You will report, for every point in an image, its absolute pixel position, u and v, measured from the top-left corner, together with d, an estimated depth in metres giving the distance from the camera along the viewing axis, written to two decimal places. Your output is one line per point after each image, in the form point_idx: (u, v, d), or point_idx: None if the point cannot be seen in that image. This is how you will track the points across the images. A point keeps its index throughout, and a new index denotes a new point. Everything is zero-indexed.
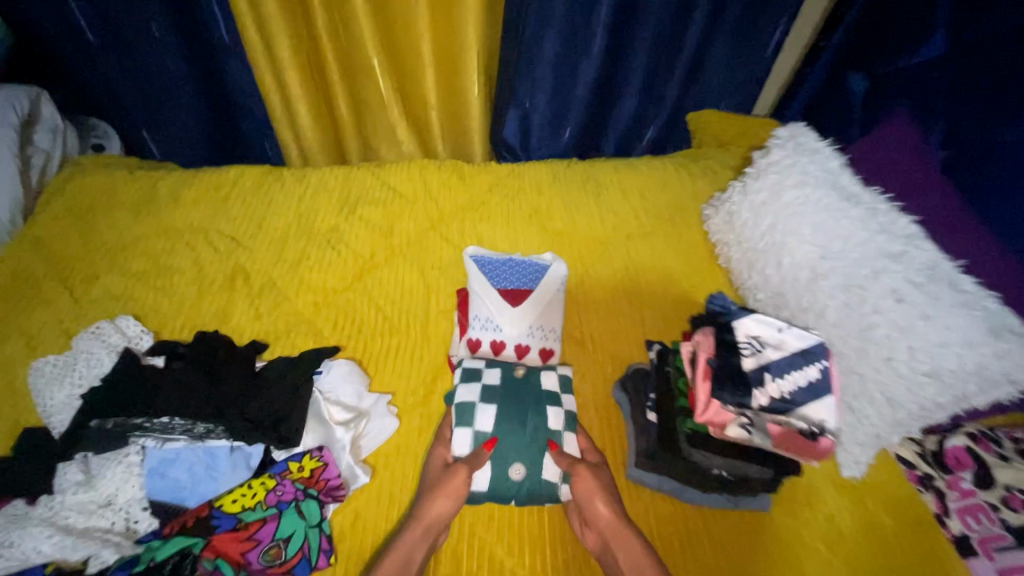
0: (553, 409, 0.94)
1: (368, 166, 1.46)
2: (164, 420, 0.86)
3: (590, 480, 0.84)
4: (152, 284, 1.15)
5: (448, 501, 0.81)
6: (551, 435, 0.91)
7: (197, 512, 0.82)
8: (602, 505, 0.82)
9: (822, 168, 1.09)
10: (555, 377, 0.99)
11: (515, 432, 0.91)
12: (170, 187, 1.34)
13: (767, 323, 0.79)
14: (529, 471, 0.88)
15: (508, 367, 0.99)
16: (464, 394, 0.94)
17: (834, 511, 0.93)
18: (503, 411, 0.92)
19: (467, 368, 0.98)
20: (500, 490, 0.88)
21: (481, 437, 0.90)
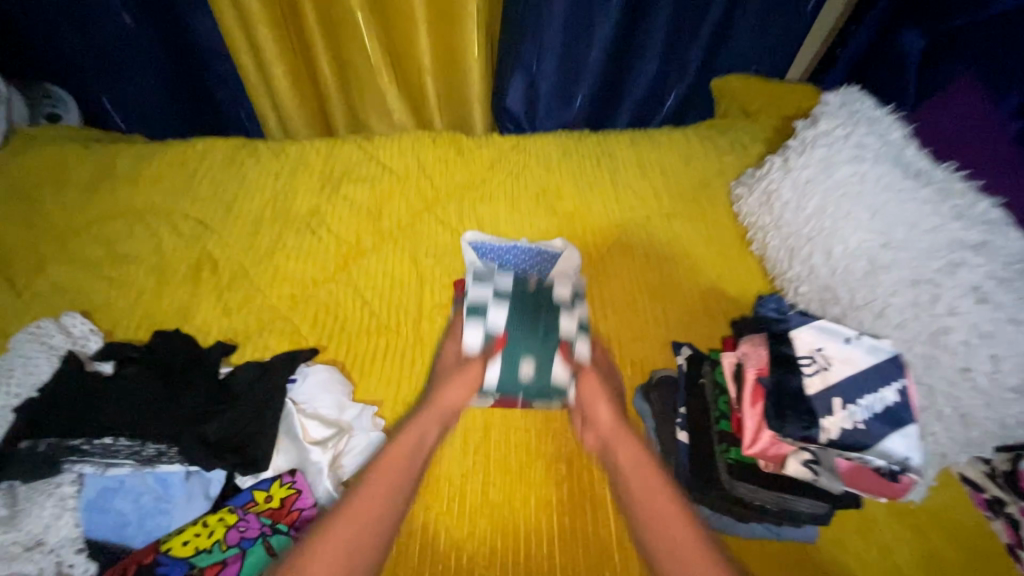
0: (566, 315, 0.88)
1: (354, 139, 1.30)
2: (105, 441, 0.73)
3: (595, 382, 0.83)
4: (104, 275, 1.01)
5: (460, 392, 0.82)
6: (564, 339, 0.87)
7: (139, 558, 0.67)
8: (604, 409, 0.80)
9: (881, 139, 0.94)
10: (568, 286, 0.93)
11: (527, 333, 0.87)
12: (130, 161, 1.19)
13: (834, 332, 0.65)
14: (538, 372, 0.85)
15: (521, 273, 0.93)
16: (475, 294, 0.90)
17: (891, 543, 0.80)
18: (517, 310, 0.88)
19: (478, 270, 0.93)
20: (507, 387, 0.86)
21: (492, 337, 0.86)
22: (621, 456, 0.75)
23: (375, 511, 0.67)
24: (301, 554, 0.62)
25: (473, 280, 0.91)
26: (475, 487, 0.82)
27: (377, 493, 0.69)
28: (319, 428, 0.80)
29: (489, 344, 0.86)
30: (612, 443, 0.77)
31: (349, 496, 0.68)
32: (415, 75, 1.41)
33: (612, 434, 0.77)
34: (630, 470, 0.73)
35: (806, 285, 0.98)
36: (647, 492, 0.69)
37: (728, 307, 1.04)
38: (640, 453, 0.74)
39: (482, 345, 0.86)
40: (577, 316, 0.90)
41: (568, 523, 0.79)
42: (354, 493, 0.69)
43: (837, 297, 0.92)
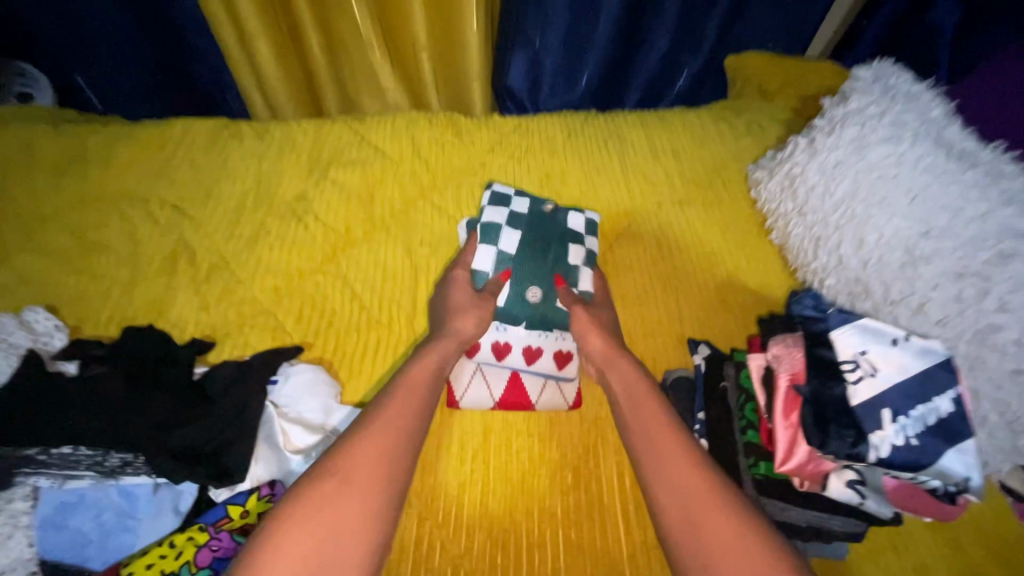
0: (575, 246, 0.97)
1: (345, 119, 1.21)
2: (64, 450, 0.66)
3: (588, 317, 0.85)
4: (72, 266, 0.93)
5: (468, 321, 0.82)
6: (566, 270, 0.95)
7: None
8: (597, 339, 0.82)
9: (920, 118, 0.86)
10: (581, 218, 1.01)
11: (535, 261, 0.95)
12: (102, 143, 1.10)
13: (880, 332, 0.58)
14: (544, 296, 0.91)
15: (538, 203, 1.02)
16: (493, 220, 0.97)
17: (926, 559, 0.73)
18: (529, 237, 0.97)
19: (499, 198, 1.01)
20: (512, 310, 0.90)
21: (504, 258, 0.94)
22: (650, 430, 0.65)
23: (411, 415, 0.66)
24: (343, 449, 0.60)
25: (493, 206, 0.99)
26: (474, 497, 0.75)
27: (410, 401, 0.67)
28: (301, 435, 0.74)
29: (501, 266, 0.93)
30: (629, 397, 0.72)
31: (380, 401, 0.67)
32: (410, 51, 1.32)
33: (640, 404, 0.69)
34: (662, 444, 0.63)
35: (833, 277, 0.90)
36: (680, 471, 0.59)
37: (747, 301, 0.96)
38: (670, 428, 0.65)
39: (494, 267, 0.93)
40: (585, 248, 0.98)
41: (572, 535, 0.72)
42: (387, 399, 0.67)
43: (868, 291, 0.84)
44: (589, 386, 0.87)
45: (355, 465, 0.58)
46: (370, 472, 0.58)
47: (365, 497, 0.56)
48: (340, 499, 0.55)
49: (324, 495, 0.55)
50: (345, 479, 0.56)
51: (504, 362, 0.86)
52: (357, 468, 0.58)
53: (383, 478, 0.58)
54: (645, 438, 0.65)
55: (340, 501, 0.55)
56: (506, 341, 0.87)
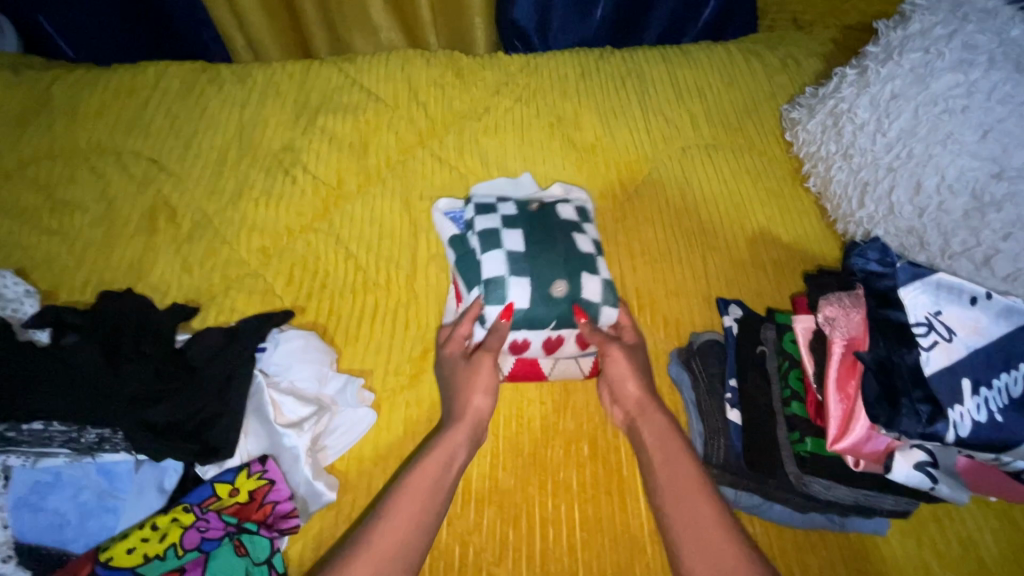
0: (580, 236, 0.76)
1: (333, 60, 1.09)
2: (36, 426, 0.61)
3: (631, 358, 0.69)
4: (41, 228, 0.86)
5: (481, 397, 0.67)
6: (585, 261, 0.73)
7: (73, 569, 0.55)
8: (634, 387, 0.67)
9: (996, 36, 0.73)
10: (572, 208, 0.80)
11: (546, 255, 0.72)
12: (68, 90, 1.01)
13: (954, 288, 0.49)
14: (571, 287, 0.71)
15: (521, 201, 0.80)
16: (481, 225, 0.75)
17: (975, 532, 0.67)
18: (531, 233, 0.74)
19: (474, 203, 0.79)
20: (541, 313, 0.70)
21: (515, 259, 0.71)
22: (695, 511, 0.54)
23: (404, 542, 0.54)
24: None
25: (477, 213, 0.77)
26: (483, 470, 0.69)
27: (407, 516, 0.55)
28: (294, 407, 0.68)
29: (515, 270, 0.70)
30: (677, 468, 0.58)
31: (372, 517, 0.56)
32: None
33: (685, 480, 0.57)
34: (712, 533, 0.53)
35: (881, 228, 0.80)
36: (732, 574, 0.50)
37: (781, 256, 0.87)
38: (719, 510, 0.54)
39: (508, 272, 0.70)
40: (590, 237, 0.77)
41: (588, 510, 0.67)
42: (379, 512, 0.56)
43: (924, 242, 0.74)
44: None
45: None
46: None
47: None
48: None
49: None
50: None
51: (524, 355, 0.73)
52: None
53: None
54: (694, 522, 0.54)
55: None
56: (527, 336, 0.71)
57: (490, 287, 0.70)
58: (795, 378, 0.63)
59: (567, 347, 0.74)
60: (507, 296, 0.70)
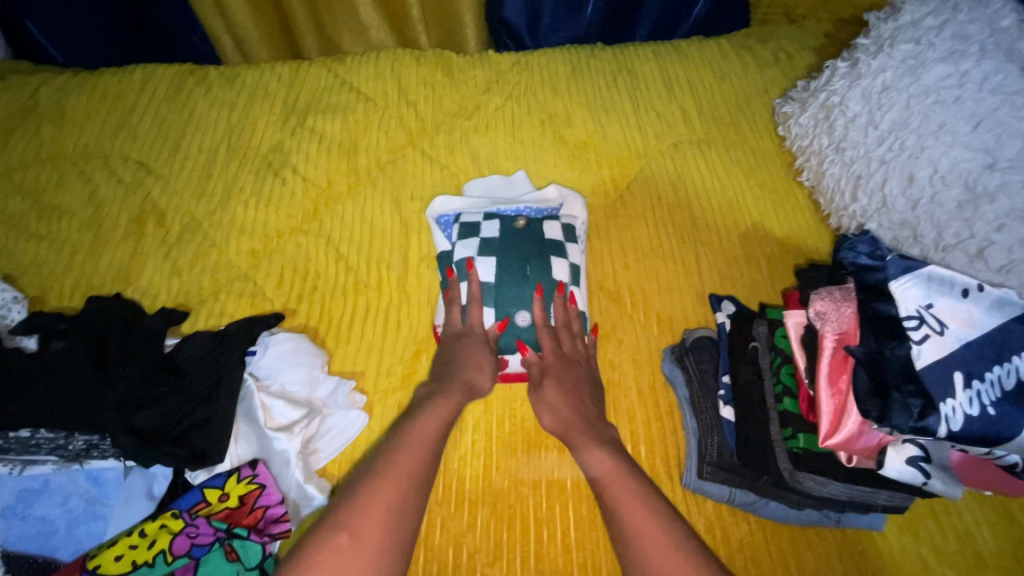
0: (559, 259, 0.77)
1: (323, 60, 1.08)
2: (23, 434, 0.61)
3: (543, 387, 0.70)
4: (30, 234, 0.85)
5: (479, 373, 0.70)
6: (555, 288, 0.76)
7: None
8: (548, 419, 0.69)
9: (987, 28, 0.73)
10: (558, 225, 0.81)
11: (515, 283, 0.76)
12: (55, 94, 1.00)
13: (946, 284, 0.48)
14: (536, 317, 0.75)
15: (507, 218, 0.82)
16: (460, 250, 0.79)
17: (973, 526, 0.67)
18: (505, 258, 0.77)
19: (461, 220, 0.82)
20: (505, 341, 0.75)
21: (486, 289, 0.76)
22: (641, 537, 0.54)
23: (417, 470, 0.58)
24: (349, 505, 0.53)
25: (460, 236, 0.80)
26: (477, 471, 0.69)
27: (415, 450, 0.60)
28: (284, 411, 0.67)
29: (485, 299, 0.76)
30: (616, 493, 0.59)
31: (381, 454, 0.60)
32: None
33: (619, 497, 0.58)
34: (659, 559, 0.52)
35: (874, 222, 0.79)
36: None
37: (774, 251, 0.87)
38: (668, 535, 0.54)
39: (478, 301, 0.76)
40: (571, 261, 0.79)
41: (583, 508, 0.67)
42: (390, 448, 0.60)
43: (917, 235, 0.73)
44: (603, 353, 0.77)
45: (364, 522, 0.52)
46: (377, 534, 0.51)
47: (377, 561, 0.50)
48: (350, 561, 0.49)
49: (331, 556, 0.49)
50: (356, 537, 0.50)
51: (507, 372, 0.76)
52: (366, 526, 0.52)
53: (391, 538, 0.52)
54: (638, 548, 0.54)
55: (349, 563, 0.49)
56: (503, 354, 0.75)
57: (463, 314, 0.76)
58: (788, 374, 0.61)
59: None
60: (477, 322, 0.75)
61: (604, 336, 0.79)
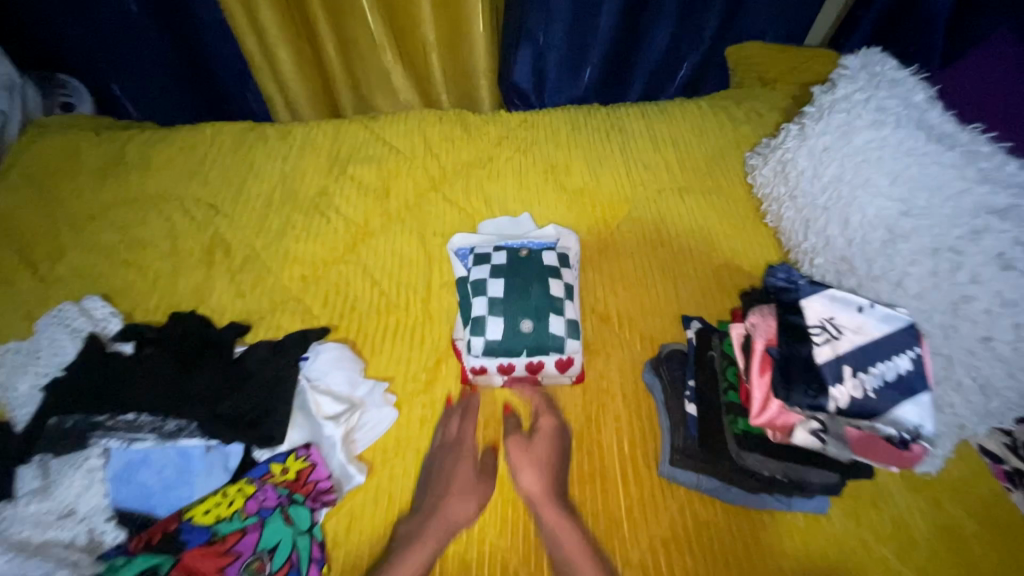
0: (556, 280, 0.90)
1: (361, 118, 1.28)
2: (128, 417, 0.77)
3: (526, 449, 0.81)
4: (121, 261, 1.03)
5: (471, 444, 0.83)
6: (554, 304, 0.87)
7: (163, 527, 0.70)
8: (529, 476, 0.79)
9: (902, 102, 0.90)
10: (555, 254, 0.94)
11: (520, 298, 0.86)
12: (142, 146, 1.20)
13: (844, 302, 0.63)
14: (537, 325, 0.85)
15: (512, 248, 0.94)
16: (474, 274, 0.90)
17: (905, 513, 0.80)
18: (512, 279, 0.88)
19: (474, 251, 0.95)
20: (512, 346, 0.85)
21: (495, 303, 0.86)
22: None
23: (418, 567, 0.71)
24: None
25: (473, 263, 0.92)
26: (486, 459, 0.82)
27: (419, 552, 0.72)
28: (331, 404, 0.83)
29: (494, 311, 0.85)
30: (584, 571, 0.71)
31: (393, 555, 0.72)
32: (421, 53, 1.39)
33: None
34: None
35: (821, 257, 0.95)
36: None
37: (741, 282, 1.03)
38: None
39: (488, 313, 0.86)
40: (565, 281, 0.91)
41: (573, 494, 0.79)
42: (401, 549, 0.73)
43: (853, 268, 0.89)
44: (593, 364, 0.92)
45: None
46: None
47: None
48: None
49: None
50: None
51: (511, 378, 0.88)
52: None
53: None
54: None
55: None
56: (509, 361, 0.87)
57: (473, 325, 0.85)
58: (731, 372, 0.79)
59: (547, 369, 0.87)
60: (486, 331, 0.85)
61: (595, 350, 0.94)
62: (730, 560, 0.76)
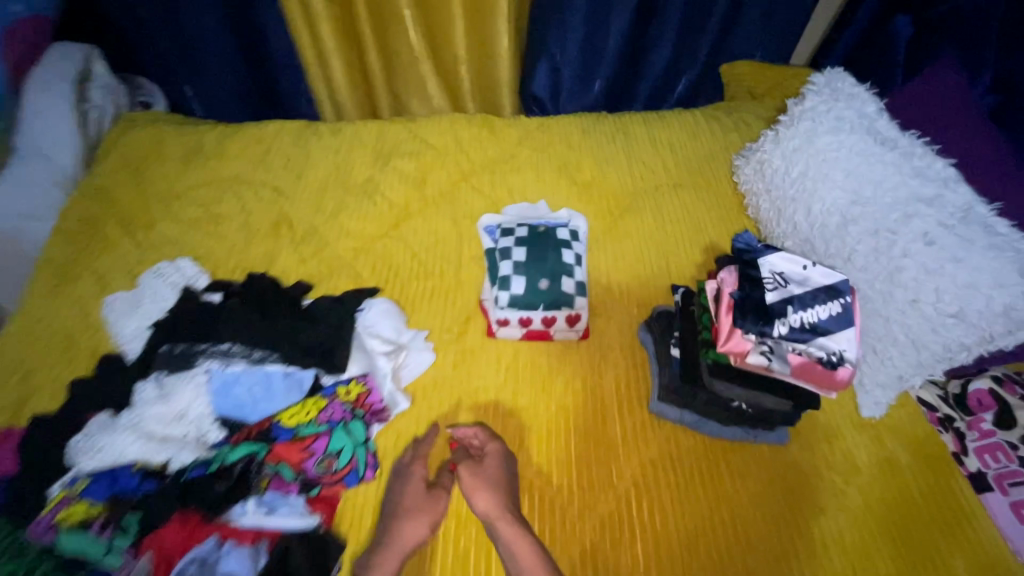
0: (567, 250, 1.09)
1: (400, 120, 1.49)
2: (224, 346, 0.96)
3: (476, 472, 0.86)
4: (203, 232, 1.23)
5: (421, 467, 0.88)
6: (566, 269, 1.07)
7: (257, 427, 0.90)
8: (481, 498, 0.83)
9: (857, 113, 1.09)
10: (568, 231, 1.13)
11: (538, 262, 1.06)
12: (215, 138, 1.41)
13: (793, 260, 0.83)
14: (552, 283, 1.05)
15: (533, 225, 1.14)
16: (502, 243, 1.10)
17: (852, 448, 0.98)
18: (532, 247, 1.08)
19: (501, 227, 1.14)
20: (532, 300, 1.03)
21: (519, 265, 1.06)
22: None
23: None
24: None
25: (501, 236, 1.12)
26: (509, 394, 1.01)
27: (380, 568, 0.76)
28: (382, 345, 1.03)
29: (517, 271, 1.05)
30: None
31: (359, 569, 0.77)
32: (453, 65, 1.60)
33: None
34: None
35: (790, 240, 1.13)
36: None
37: None
38: None
39: (513, 272, 1.05)
40: (575, 252, 1.10)
41: (578, 421, 0.99)
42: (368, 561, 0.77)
43: (814, 248, 1.07)
44: (597, 324, 1.11)
45: None
46: None
47: None
48: None
49: None
50: None
51: (529, 331, 1.04)
52: None
53: None
54: None
55: None
56: (528, 315, 1.03)
57: (501, 281, 1.05)
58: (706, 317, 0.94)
59: (559, 324, 1.04)
60: (511, 286, 1.04)
61: (599, 313, 1.12)
62: (706, 476, 0.94)
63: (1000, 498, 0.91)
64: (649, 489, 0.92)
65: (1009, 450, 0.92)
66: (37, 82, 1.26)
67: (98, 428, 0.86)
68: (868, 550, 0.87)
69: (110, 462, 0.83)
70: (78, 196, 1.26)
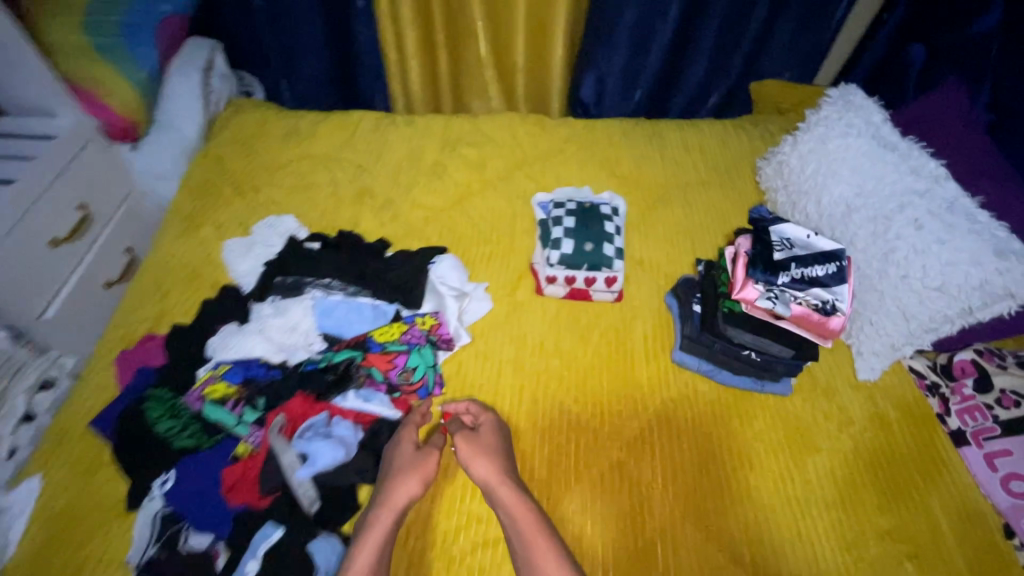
0: (608, 223, 1.29)
1: (465, 116, 1.72)
2: (326, 280, 1.21)
3: (474, 441, 0.96)
4: (301, 196, 1.47)
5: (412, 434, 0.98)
6: (607, 239, 1.26)
7: (354, 339, 1.14)
8: (481, 466, 0.93)
9: (865, 121, 1.26)
10: (609, 209, 1.33)
11: (584, 231, 1.27)
12: (309, 122, 1.66)
13: (799, 232, 1.16)
14: (596, 247, 1.25)
15: (580, 203, 1.34)
16: (555, 213, 1.32)
17: (846, 403, 1.13)
18: (580, 218, 1.29)
19: (553, 202, 1.35)
20: (577, 260, 1.23)
21: (569, 231, 1.27)
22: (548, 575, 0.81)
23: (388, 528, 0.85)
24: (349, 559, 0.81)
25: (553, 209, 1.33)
26: (552, 338, 1.20)
27: (387, 516, 0.86)
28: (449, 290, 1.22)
29: (568, 235, 1.26)
30: (527, 533, 0.86)
31: (366, 518, 0.88)
32: (512, 71, 1.84)
33: (535, 548, 0.84)
34: None
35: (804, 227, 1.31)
36: None
37: None
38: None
39: (564, 236, 1.26)
40: (615, 225, 1.31)
41: (610, 364, 1.17)
42: (374, 511, 0.87)
43: (822, 232, 1.26)
44: (629, 289, 1.29)
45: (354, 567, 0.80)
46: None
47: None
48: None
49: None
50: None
51: (573, 288, 1.24)
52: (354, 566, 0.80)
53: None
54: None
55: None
56: (572, 274, 1.23)
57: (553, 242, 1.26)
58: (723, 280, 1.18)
59: (598, 285, 1.23)
60: (561, 246, 1.25)
61: (631, 281, 1.31)
62: (718, 414, 1.11)
63: (975, 450, 1.05)
64: (669, 418, 1.09)
65: (983, 409, 1.06)
66: (177, 69, 1.54)
67: (231, 332, 1.11)
68: (855, 487, 1.02)
69: (244, 356, 1.09)
70: (199, 162, 1.52)
